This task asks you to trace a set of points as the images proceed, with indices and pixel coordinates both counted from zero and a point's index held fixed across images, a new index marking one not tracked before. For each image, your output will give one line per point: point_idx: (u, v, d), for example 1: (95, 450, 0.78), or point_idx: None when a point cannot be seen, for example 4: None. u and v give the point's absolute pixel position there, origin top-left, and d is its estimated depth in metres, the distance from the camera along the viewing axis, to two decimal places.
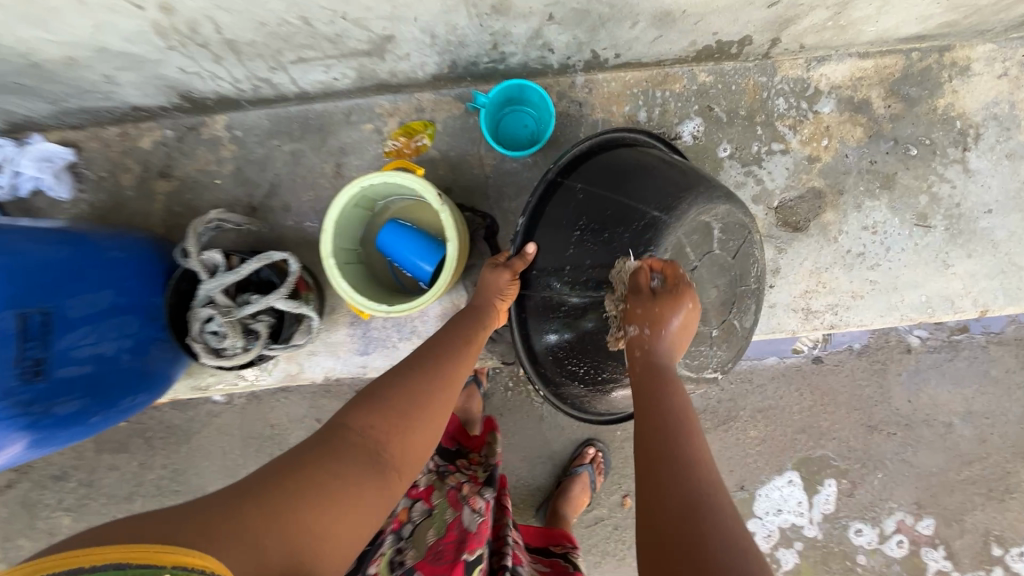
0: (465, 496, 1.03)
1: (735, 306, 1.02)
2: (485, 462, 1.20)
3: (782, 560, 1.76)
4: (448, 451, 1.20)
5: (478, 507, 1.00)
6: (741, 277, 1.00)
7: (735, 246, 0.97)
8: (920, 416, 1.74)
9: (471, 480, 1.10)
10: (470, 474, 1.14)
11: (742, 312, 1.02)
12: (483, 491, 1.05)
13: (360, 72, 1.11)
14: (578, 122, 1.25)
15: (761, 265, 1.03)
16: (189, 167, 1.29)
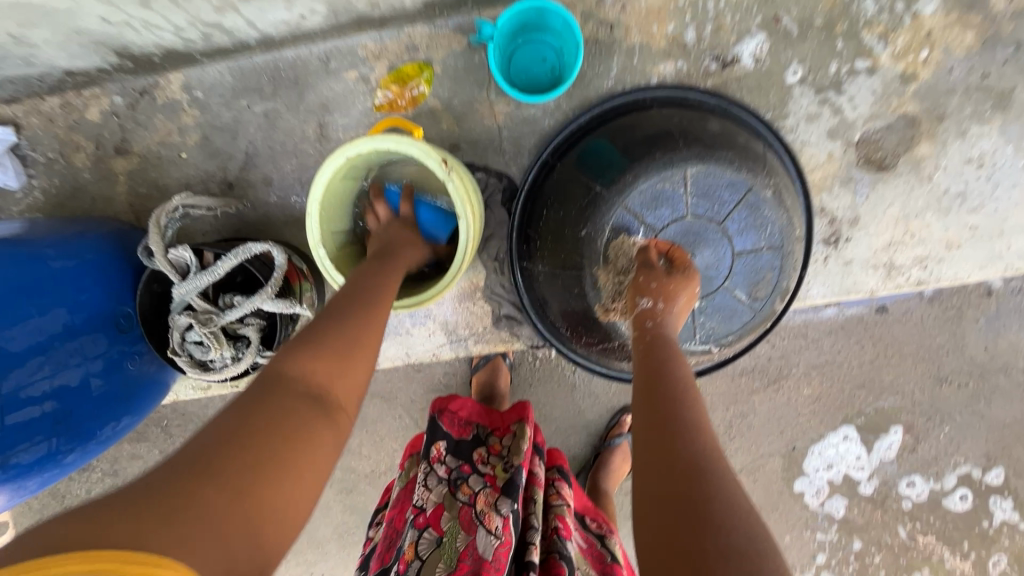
0: (480, 512, 0.95)
1: (753, 274, 0.88)
2: (506, 454, 1.03)
3: (831, 507, 1.65)
4: (462, 443, 1.07)
5: (495, 527, 0.91)
6: (751, 239, 0.86)
7: (725, 207, 0.85)
8: (997, 364, 1.56)
9: (489, 486, 0.99)
10: (488, 474, 1.01)
11: (747, 283, 0.88)
12: (500, 505, 0.93)
13: (332, 6, 0.88)
14: (608, 51, 1.00)
15: (773, 229, 0.86)
16: (148, 140, 1.09)
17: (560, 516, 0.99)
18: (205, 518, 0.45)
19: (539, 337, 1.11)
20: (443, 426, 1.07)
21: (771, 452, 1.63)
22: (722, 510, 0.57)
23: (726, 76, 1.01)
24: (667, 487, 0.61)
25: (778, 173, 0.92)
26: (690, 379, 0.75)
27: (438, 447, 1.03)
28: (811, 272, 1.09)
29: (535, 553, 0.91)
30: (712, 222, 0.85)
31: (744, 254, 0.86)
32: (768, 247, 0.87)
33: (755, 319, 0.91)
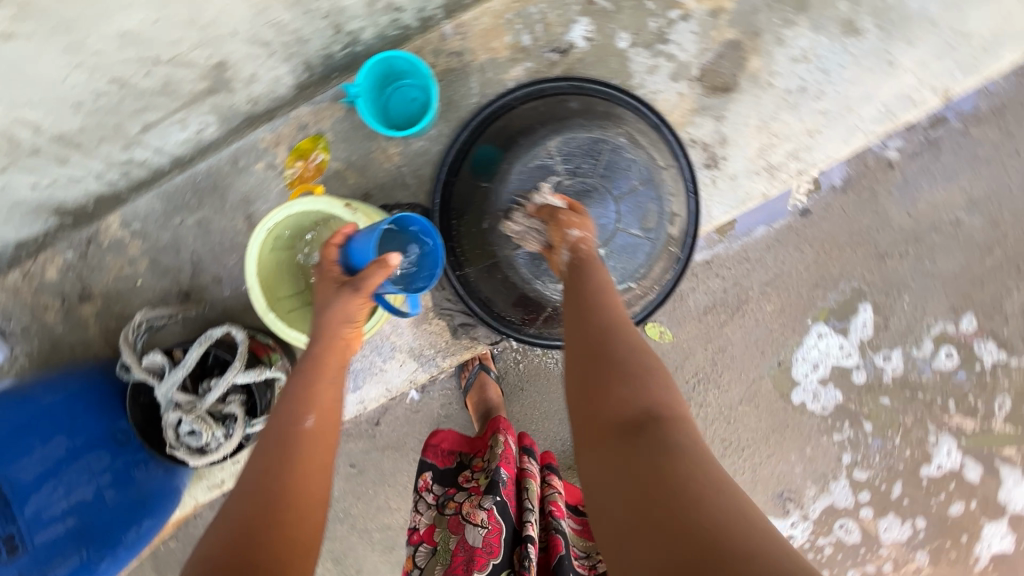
0: (466, 514, 1.08)
1: (636, 207, 1.09)
2: (486, 465, 1.17)
3: (826, 398, 1.72)
4: (448, 471, 1.22)
5: (480, 519, 1.05)
6: (623, 181, 1.09)
7: (593, 162, 1.10)
8: (925, 224, 1.68)
9: (473, 493, 1.12)
10: (473, 485, 1.15)
11: (636, 219, 1.09)
12: (482, 502, 1.07)
13: (221, 116, 1.02)
14: (465, 74, 1.16)
15: (638, 173, 1.10)
16: (106, 279, 1.21)
17: (550, 501, 1.15)
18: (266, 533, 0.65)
19: (495, 333, 1.22)
20: (429, 460, 1.23)
21: (760, 374, 1.72)
22: (631, 356, 0.76)
23: (569, 61, 1.17)
24: (587, 346, 0.80)
25: (633, 130, 1.11)
26: (605, 275, 0.92)
27: (425, 477, 1.20)
28: (706, 195, 1.22)
29: (531, 528, 1.06)
30: (586, 180, 1.11)
31: (623, 198, 1.10)
32: (640, 184, 1.09)
33: (658, 247, 1.11)
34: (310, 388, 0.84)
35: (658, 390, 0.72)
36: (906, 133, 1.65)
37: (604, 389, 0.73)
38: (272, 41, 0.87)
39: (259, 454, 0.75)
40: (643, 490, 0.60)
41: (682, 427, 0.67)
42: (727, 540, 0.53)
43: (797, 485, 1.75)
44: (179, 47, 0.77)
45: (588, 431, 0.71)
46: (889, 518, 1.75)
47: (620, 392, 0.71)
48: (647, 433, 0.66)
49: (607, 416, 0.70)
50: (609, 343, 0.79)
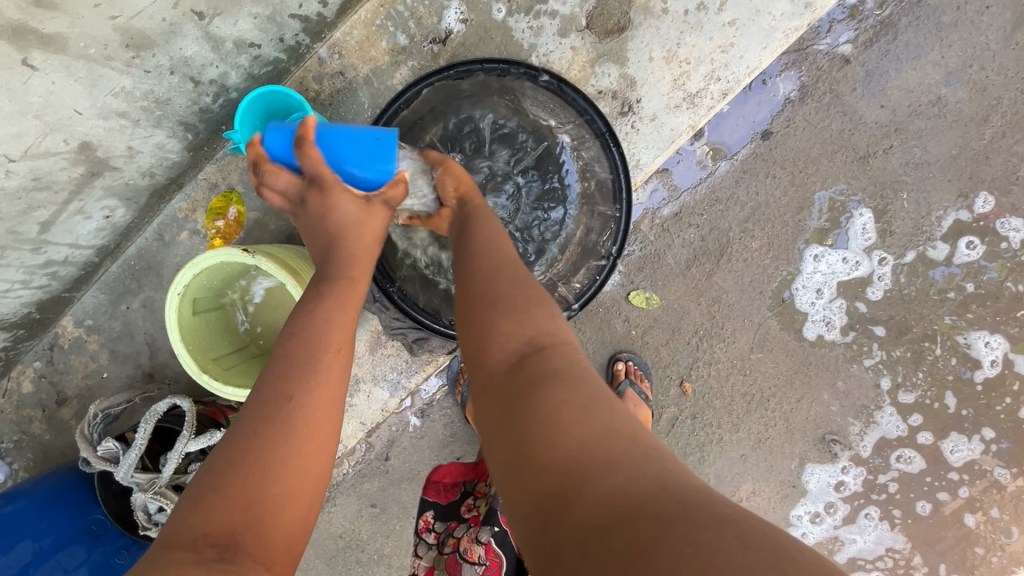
0: (464, 550, 1.04)
1: (535, 170, 1.12)
2: (488, 493, 1.08)
3: (832, 318, 1.59)
4: (451, 505, 1.13)
5: (478, 557, 1.01)
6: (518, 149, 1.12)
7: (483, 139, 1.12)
8: (905, 111, 1.52)
9: (472, 525, 1.06)
10: (473, 516, 1.08)
11: (540, 184, 1.12)
12: (480, 535, 1.03)
13: (122, 196, 1.03)
14: (353, 91, 1.13)
15: (531, 143, 1.12)
16: (76, 379, 1.25)
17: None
18: (261, 480, 0.59)
19: (450, 340, 1.17)
20: (431, 497, 1.15)
21: (765, 316, 1.59)
22: (513, 283, 0.71)
23: (452, 48, 1.12)
24: (469, 276, 0.74)
25: (517, 105, 1.11)
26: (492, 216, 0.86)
27: (426, 517, 1.13)
28: (630, 144, 1.14)
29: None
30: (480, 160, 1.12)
31: (523, 167, 1.12)
32: (533, 149, 1.12)
33: (569, 215, 1.12)
34: (323, 342, 0.71)
35: (543, 320, 0.68)
36: (855, 23, 1.51)
37: (481, 322, 0.68)
38: (128, 110, 0.87)
39: (252, 424, 0.63)
40: (517, 421, 0.58)
41: (562, 352, 0.64)
42: (590, 455, 0.52)
43: (839, 425, 1.60)
44: (26, 139, 0.78)
45: (469, 358, 0.69)
46: (953, 437, 1.59)
47: (500, 327, 0.66)
48: (527, 365, 0.62)
49: (486, 354, 0.66)
50: (491, 270, 0.74)
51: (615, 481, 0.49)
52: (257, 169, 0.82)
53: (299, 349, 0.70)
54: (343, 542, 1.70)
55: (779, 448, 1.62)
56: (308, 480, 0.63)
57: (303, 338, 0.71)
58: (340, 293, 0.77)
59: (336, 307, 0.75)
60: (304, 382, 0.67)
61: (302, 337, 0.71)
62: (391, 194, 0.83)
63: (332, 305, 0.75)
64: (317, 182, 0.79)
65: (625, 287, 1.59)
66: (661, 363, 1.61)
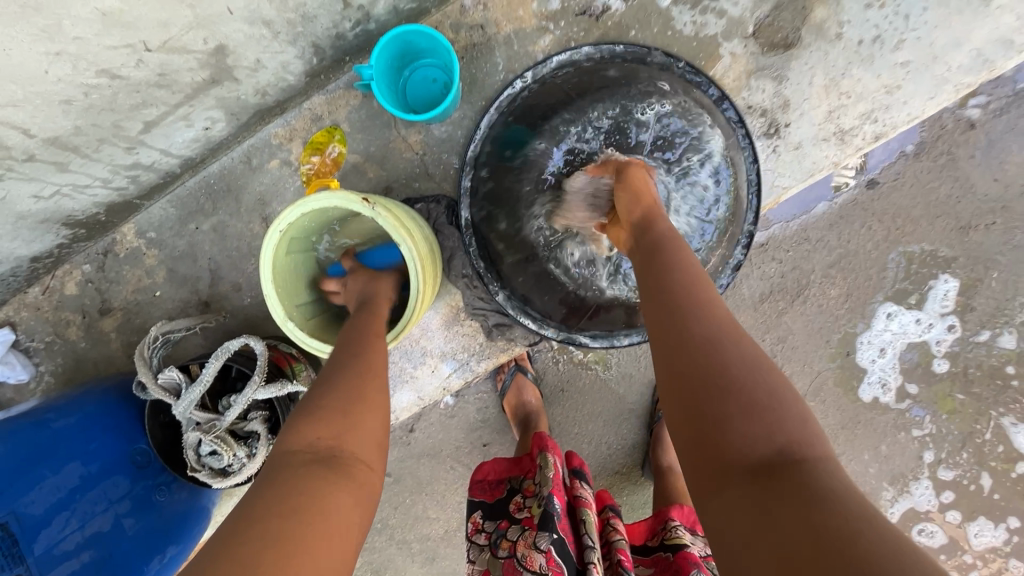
0: (521, 557, 0.94)
1: (686, 177, 1.02)
2: (537, 491, 1.02)
3: (890, 381, 1.55)
4: (499, 504, 1.08)
5: (538, 566, 0.91)
6: (675, 151, 1.02)
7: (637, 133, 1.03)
8: (1016, 190, 1.47)
9: (527, 528, 0.98)
10: (526, 518, 0.99)
11: (689, 195, 1.03)
12: (538, 541, 0.92)
13: (228, 110, 0.94)
14: (490, 48, 1.05)
15: (686, 151, 1.02)
16: (124, 292, 1.16)
17: (619, 548, 0.98)
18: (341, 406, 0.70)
19: (532, 333, 1.11)
20: (477, 498, 1.11)
21: (825, 366, 1.55)
22: (743, 365, 0.57)
23: (605, 26, 1.04)
24: (681, 348, 0.61)
25: (682, 107, 1.01)
26: (700, 267, 0.70)
27: (476, 518, 1.08)
28: (768, 168, 1.07)
29: (595, 571, 0.91)
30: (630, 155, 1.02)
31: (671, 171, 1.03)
32: (688, 155, 1.02)
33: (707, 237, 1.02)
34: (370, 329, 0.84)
35: (793, 423, 0.53)
36: (989, 88, 1.45)
37: (712, 416, 0.55)
38: (274, 20, 0.79)
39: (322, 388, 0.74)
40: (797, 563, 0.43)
41: (828, 472, 0.50)
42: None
43: (871, 488, 1.58)
44: (169, 29, 0.70)
45: (694, 462, 0.55)
46: (980, 522, 1.57)
47: (741, 428, 0.53)
48: (784, 484, 0.49)
49: (722, 457, 0.53)
50: (713, 344, 0.60)
51: None
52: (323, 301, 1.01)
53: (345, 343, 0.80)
54: None
55: None
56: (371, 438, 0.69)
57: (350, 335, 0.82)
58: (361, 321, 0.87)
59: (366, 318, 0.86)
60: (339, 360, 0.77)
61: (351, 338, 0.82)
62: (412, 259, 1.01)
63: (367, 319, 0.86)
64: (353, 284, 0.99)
65: None
66: None
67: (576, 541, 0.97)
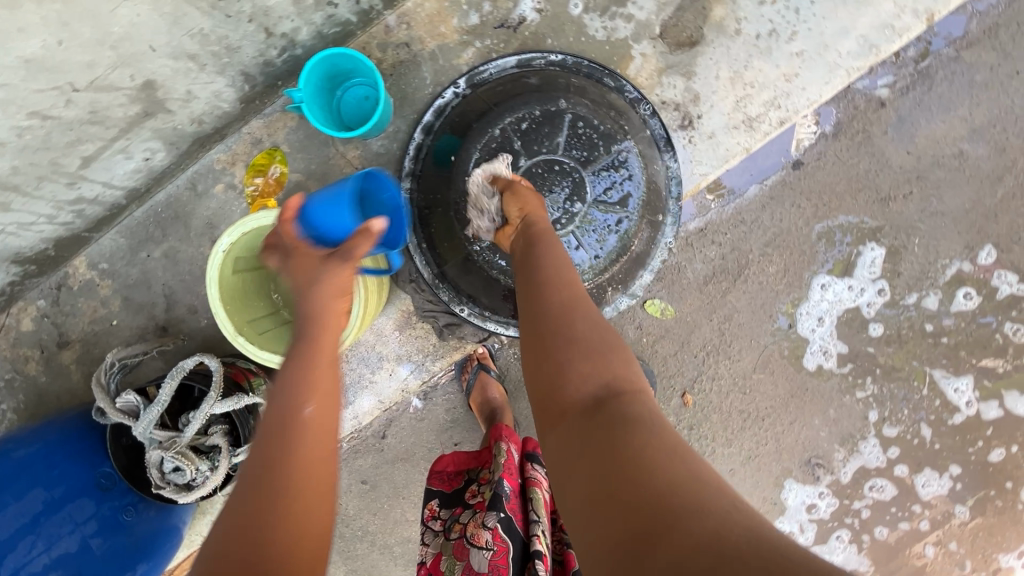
0: (470, 535, 1.01)
1: (604, 170, 1.04)
2: (489, 478, 1.09)
3: (831, 348, 1.65)
4: (455, 493, 1.14)
5: (484, 542, 0.98)
6: (594, 146, 1.04)
7: (555, 129, 1.04)
8: (928, 160, 1.59)
9: (477, 510, 1.04)
10: (477, 502, 1.07)
11: (609, 188, 1.04)
12: (486, 520, 1.00)
13: (167, 140, 0.98)
14: (417, 64, 1.11)
15: (604, 147, 1.04)
16: (81, 323, 1.18)
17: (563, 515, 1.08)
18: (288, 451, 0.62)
19: (482, 330, 1.17)
20: (435, 487, 1.17)
21: (771, 340, 1.64)
22: (585, 331, 0.79)
23: (523, 36, 1.11)
24: (541, 319, 0.83)
25: (595, 105, 1.06)
26: (565, 256, 0.92)
27: (431, 505, 1.13)
28: (686, 158, 1.15)
29: (538, 542, 0.99)
30: (550, 155, 1.04)
31: (591, 166, 1.04)
32: (605, 148, 1.04)
33: (631, 223, 1.06)
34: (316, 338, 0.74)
35: (616, 368, 0.75)
36: (895, 68, 1.56)
37: (557, 365, 0.77)
38: (199, 53, 0.83)
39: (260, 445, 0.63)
40: (601, 461, 0.63)
41: (637, 402, 0.71)
42: (677, 496, 0.57)
43: (824, 450, 1.67)
44: (95, 70, 0.75)
45: (541, 400, 0.77)
46: (926, 472, 1.68)
47: (577, 372, 0.74)
48: (604, 412, 0.69)
49: (564, 392, 0.74)
50: (567, 317, 0.81)
51: (705, 524, 0.53)
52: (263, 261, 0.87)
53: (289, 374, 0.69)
54: None
55: (765, 466, 1.68)
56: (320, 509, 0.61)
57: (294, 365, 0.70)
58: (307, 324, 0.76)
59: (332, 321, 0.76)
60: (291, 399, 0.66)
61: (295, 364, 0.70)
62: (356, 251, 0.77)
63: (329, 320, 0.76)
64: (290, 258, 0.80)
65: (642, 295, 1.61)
66: (667, 373, 1.65)
67: (524, 517, 1.04)
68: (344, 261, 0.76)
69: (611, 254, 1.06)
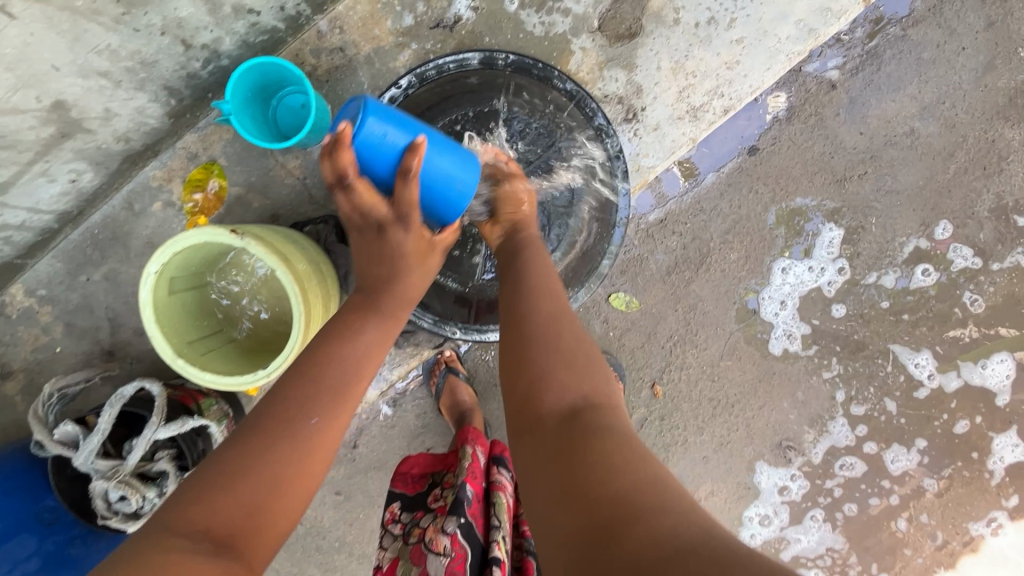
0: (429, 541, 0.99)
1: (544, 167, 1.08)
2: (452, 482, 1.08)
3: (795, 331, 1.66)
4: (418, 496, 1.12)
5: (442, 548, 0.96)
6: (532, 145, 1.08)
7: (493, 130, 1.06)
8: (881, 139, 1.60)
9: (438, 515, 1.03)
10: (439, 506, 1.05)
11: (551, 184, 1.08)
12: (445, 525, 0.98)
13: (93, 160, 0.95)
14: (353, 69, 1.08)
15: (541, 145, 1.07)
16: (23, 353, 1.14)
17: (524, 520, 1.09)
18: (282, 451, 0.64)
19: (437, 335, 1.15)
20: (398, 489, 1.14)
21: (736, 326, 1.64)
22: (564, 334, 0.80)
23: (460, 35, 1.09)
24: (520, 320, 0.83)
25: (533, 104, 1.07)
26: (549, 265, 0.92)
27: (392, 508, 1.10)
28: (633, 151, 1.14)
29: (496, 549, 0.99)
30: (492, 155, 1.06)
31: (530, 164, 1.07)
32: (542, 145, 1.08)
33: (575, 218, 1.10)
34: (355, 370, 0.75)
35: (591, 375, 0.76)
36: (843, 49, 1.57)
37: (533, 365, 0.76)
38: (110, 70, 0.81)
39: (275, 426, 0.66)
40: (570, 459, 0.64)
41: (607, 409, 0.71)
42: (639, 494, 0.57)
43: (794, 432, 1.69)
44: None
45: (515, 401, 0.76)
46: (895, 448, 1.70)
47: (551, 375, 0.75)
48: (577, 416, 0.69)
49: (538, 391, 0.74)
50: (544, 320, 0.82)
51: (667, 521, 0.53)
52: (346, 181, 0.72)
53: (331, 376, 0.72)
54: (303, 529, 1.63)
55: (737, 451, 1.69)
56: (296, 504, 0.63)
57: (337, 367, 0.73)
58: (348, 323, 0.78)
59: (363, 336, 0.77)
60: (325, 406, 0.69)
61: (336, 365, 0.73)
62: (449, 241, 0.86)
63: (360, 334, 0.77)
64: (403, 222, 0.77)
65: (606, 289, 1.61)
66: (635, 365, 1.65)
67: (485, 522, 1.04)
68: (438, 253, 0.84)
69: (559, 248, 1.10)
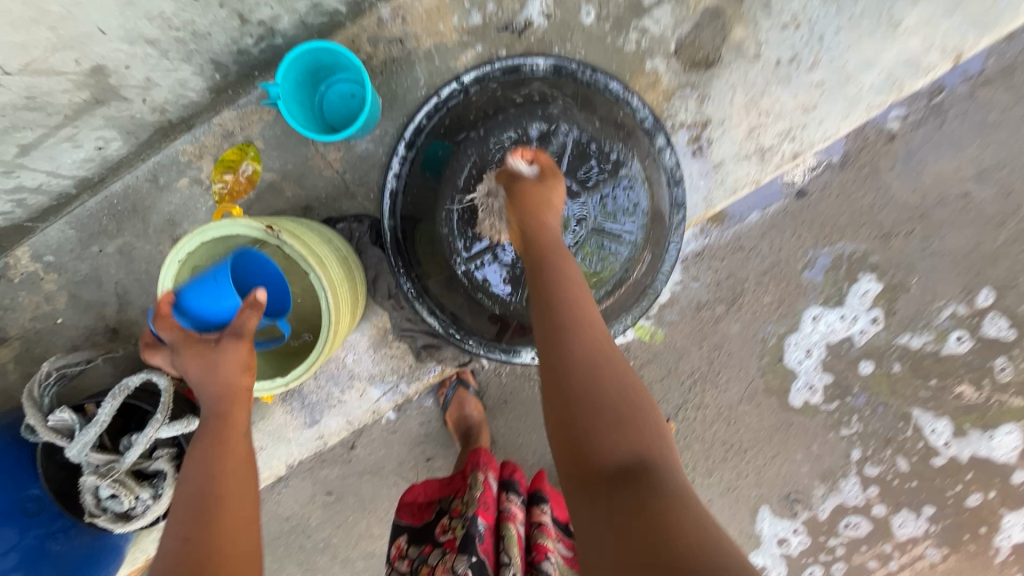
0: None
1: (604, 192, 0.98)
2: (461, 513, 1.01)
3: (817, 382, 1.61)
4: (425, 527, 1.07)
5: None
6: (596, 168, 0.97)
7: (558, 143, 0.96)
8: (933, 198, 1.54)
9: (448, 552, 0.98)
10: (449, 540, 1.00)
11: (608, 211, 0.99)
12: (456, 565, 0.92)
13: (124, 129, 0.90)
14: (410, 62, 1.01)
15: (604, 169, 0.97)
16: (22, 320, 1.06)
17: (538, 546, 1.02)
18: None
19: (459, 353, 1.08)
20: (404, 521, 1.09)
21: (760, 371, 1.59)
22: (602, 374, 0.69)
23: (528, 42, 1.02)
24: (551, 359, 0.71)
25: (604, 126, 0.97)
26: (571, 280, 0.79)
27: (399, 543, 1.08)
28: (693, 185, 1.08)
29: None
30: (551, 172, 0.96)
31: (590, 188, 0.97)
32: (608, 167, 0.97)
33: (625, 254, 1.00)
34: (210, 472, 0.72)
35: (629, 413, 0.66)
36: (909, 101, 1.51)
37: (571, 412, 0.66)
38: (159, 38, 0.78)
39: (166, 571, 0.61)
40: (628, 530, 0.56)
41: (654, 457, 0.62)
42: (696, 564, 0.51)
43: (804, 485, 1.64)
44: (31, 51, 0.69)
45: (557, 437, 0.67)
46: (903, 513, 1.66)
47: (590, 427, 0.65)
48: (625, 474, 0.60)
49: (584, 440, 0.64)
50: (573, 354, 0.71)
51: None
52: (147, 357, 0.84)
53: (189, 498, 0.69)
54: None
55: (743, 497, 1.64)
56: None
57: (190, 481, 0.71)
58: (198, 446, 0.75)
59: (204, 447, 0.75)
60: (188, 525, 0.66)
61: (186, 490, 0.70)
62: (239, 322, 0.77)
63: (200, 448, 0.74)
64: (175, 353, 0.79)
65: None
66: None
67: (495, 559, 0.97)
68: (235, 338, 0.77)
69: (605, 282, 1.00)
